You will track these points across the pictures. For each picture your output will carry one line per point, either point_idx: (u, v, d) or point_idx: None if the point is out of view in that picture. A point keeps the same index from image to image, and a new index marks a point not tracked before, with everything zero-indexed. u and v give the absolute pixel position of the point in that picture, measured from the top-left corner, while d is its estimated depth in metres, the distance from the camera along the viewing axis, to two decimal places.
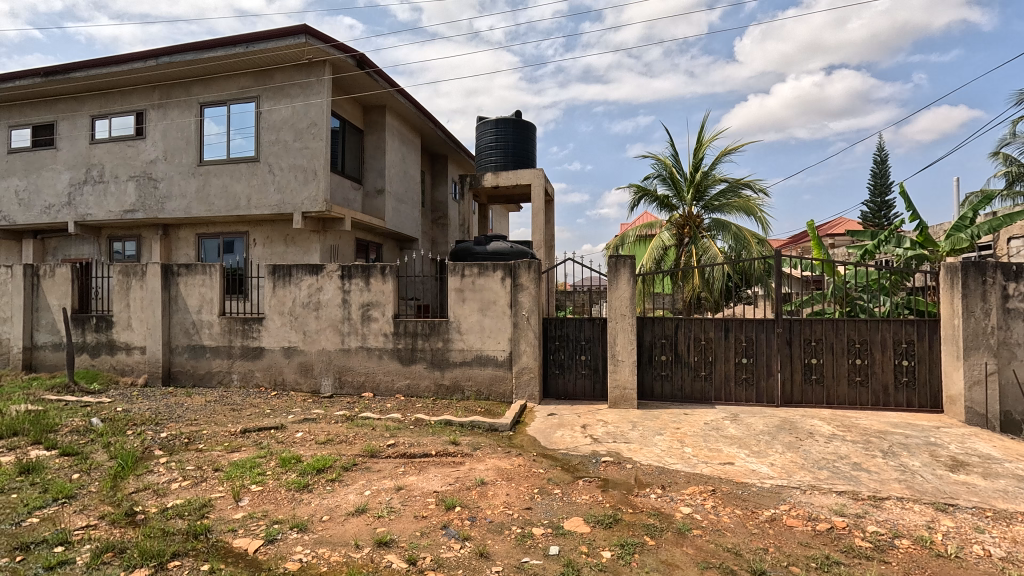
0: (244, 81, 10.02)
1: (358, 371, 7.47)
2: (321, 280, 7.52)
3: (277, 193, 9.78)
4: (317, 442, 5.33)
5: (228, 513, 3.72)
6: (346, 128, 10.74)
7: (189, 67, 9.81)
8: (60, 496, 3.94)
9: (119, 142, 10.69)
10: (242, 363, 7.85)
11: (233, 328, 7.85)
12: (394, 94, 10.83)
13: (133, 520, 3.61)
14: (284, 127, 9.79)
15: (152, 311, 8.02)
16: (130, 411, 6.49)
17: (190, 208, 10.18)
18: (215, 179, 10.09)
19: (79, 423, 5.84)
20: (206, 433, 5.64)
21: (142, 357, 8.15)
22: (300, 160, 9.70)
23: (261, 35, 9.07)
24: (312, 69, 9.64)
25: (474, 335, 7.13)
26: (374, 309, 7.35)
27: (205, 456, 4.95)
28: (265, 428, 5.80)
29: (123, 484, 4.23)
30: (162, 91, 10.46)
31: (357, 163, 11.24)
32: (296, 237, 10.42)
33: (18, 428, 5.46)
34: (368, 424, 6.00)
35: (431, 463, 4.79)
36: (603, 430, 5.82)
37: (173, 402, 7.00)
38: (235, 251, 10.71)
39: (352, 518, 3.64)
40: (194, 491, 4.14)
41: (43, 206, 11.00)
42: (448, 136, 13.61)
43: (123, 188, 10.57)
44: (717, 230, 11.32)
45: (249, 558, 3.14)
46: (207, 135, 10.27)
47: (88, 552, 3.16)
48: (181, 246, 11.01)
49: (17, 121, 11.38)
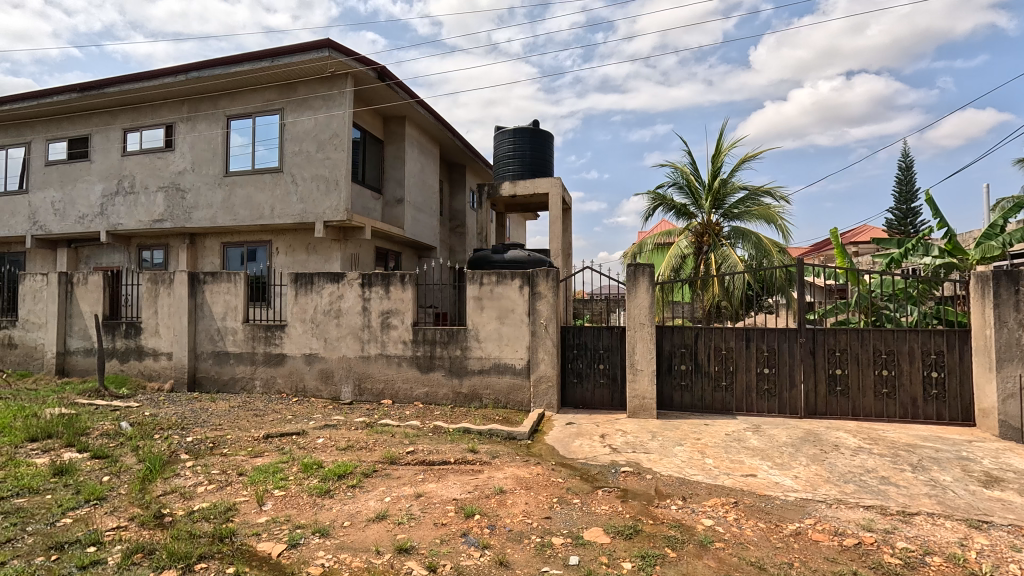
0: (269, 94, 10.28)
1: (378, 378, 7.54)
2: (342, 288, 7.64)
3: (299, 202, 9.99)
4: (337, 448, 5.40)
5: (252, 518, 3.78)
6: (366, 138, 10.96)
7: (216, 81, 10.12)
8: (92, 497, 4.05)
9: (149, 154, 11.04)
10: (264, 369, 7.99)
11: (257, 334, 8.01)
12: (413, 105, 11.02)
13: (161, 523, 3.69)
14: (307, 138, 10.01)
15: (178, 318, 8.24)
16: (158, 415, 6.68)
17: (215, 217, 10.45)
18: (239, 189, 10.35)
19: (108, 427, 5.99)
20: (230, 437, 5.78)
21: (169, 362, 8.34)
22: (321, 170, 9.89)
23: (286, 49, 9.31)
24: (334, 82, 9.86)
25: (492, 343, 7.16)
26: (394, 317, 7.43)
27: (229, 460, 5.05)
28: (285, 434, 5.88)
29: (151, 487, 4.33)
30: (191, 105, 10.79)
31: (376, 173, 11.42)
32: (318, 246, 10.59)
33: (52, 431, 5.62)
34: (388, 431, 6.05)
35: (450, 471, 4.81)
36: (623, 440, 5.77)
37: (198, 407, 7.15)
38: (261, 259, 10.98)
39: (373, 524, 3.67)
40: (219, 494, 4.22)
41: (77, 216, 11.41)
42: (466, 145, 13.73)
43: (153, 199, 10.91)
44: (737, 238, 11.22)
45: (272, 561, 3.19)
46: (232, 146, 10.54)
47: (119, 553, 3.25)
48: (207, 254, 11.28)
49: (53, 134, 11.84)
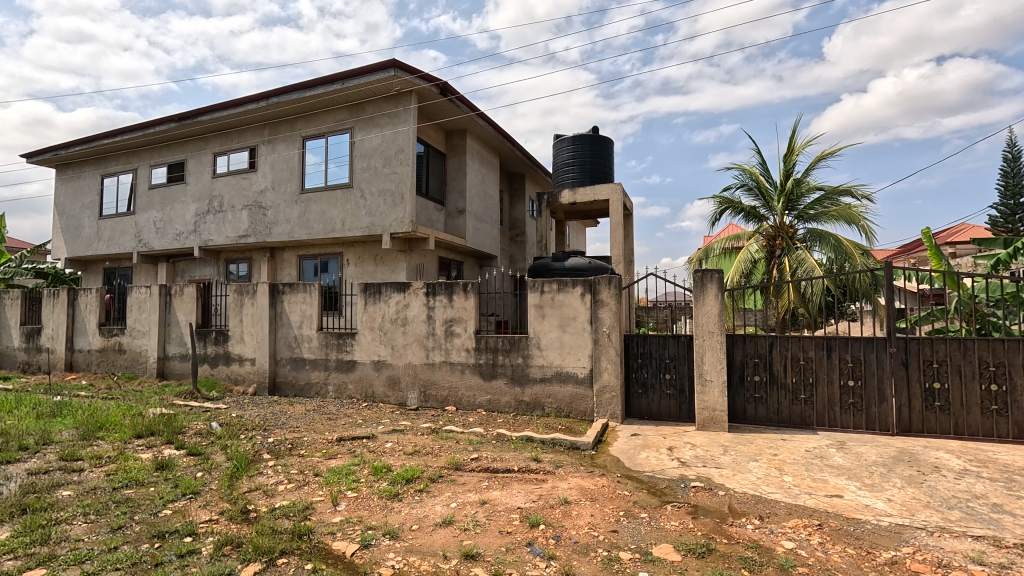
0: (341, 115, 10.89)
1: (442, 385, 7.71)
2: (408, 297, 7.90)
3: (368, 216, 10.46)
4: (405, 452, 5.56)
5: (328, 517, 3.97)
6: (429, 152, 11.33)
7: (294, 105, 10.84)
8: (188, 491, 4.41)
9: (235, 175, 11.99)
10: (337, 375, 8.40)
11: (330, 342, 8.45)
12: (474, 118, 11.27)
13: (247, 517, 3.95)
14: (375, 155, 10.49)
15: (260, 326, 8.85)
16: (243, 416, 7.19)
17: (293, 232, 11.17)
18: (314, 205, 11.01)
19: (201, 427, 6.51)
20: (306, 439, 6.10)
21: (252, 367, 8.97)
22: (388, 184, 10.32)
23: (355, 71, 9.83)
24: (399, 100, 10.28)
25: (554, 351, 7.12)
26: (457, 325, 7.59)
27: (306, 461, 5.34)
28: (356, 438, 6.13)
29: (238, 484, 4.66)
30: (271, 128, 11.62)
31: (439, 185, 11.76)
32: (385, 257, 11.03)
33: (154, 429, 6.19)
34: (453, 438, 6.15)
35: (514, 479, 4.82)
36: (692, 454, 5.54)
37: (278, 410, 7.63)
38: (333, 270, 11.59)
39: (439, 529, 3.74)
40: (298, 493, 4.47)
41: (175, 234, 12.58)
42: (525, 154, 13.85)
43: (239, 216, 11.83)
44: (813, 241, 10.53)
45: (347, 560, 3.33)
46: (308, 165, 11.24)
47: (211, 544, 3.51)
48: (285, 266, 12.06)
49: (155, 161, 13.15)
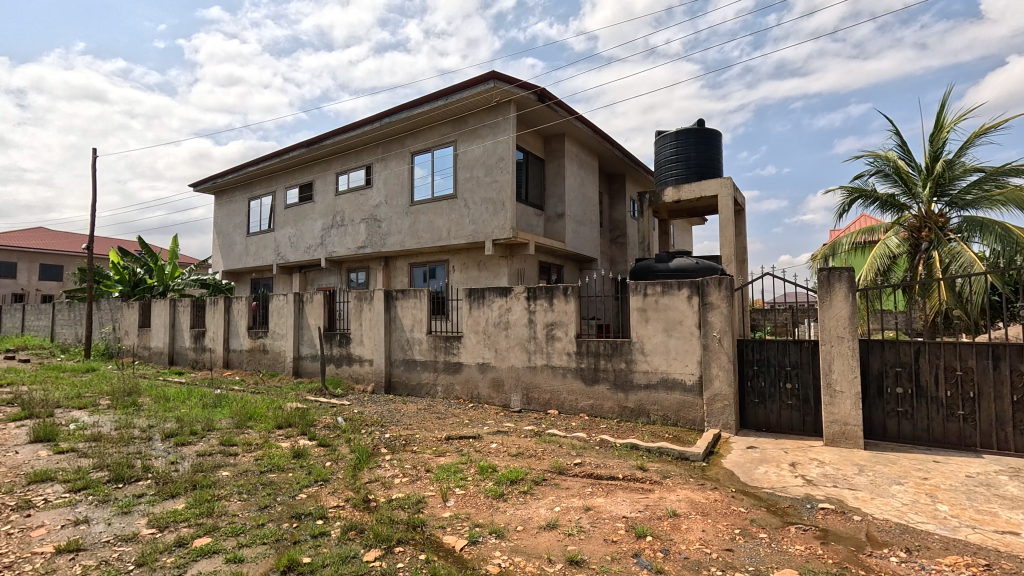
0: (445, 129, 11.48)
1: (544, 388, 7.77)
2: (510, 301, 8.10)
3: (471, 224, 10.90)
4: (509, 454, 5.69)
5: (438, 511, 4.19)
6: (528, 159, 11.52)
7: (403, 123, 11.64)
8: (319, 478, 4.92)
9: (354, 192, 13.16)
10: (445, 376, 8.84)
11: (438, 344, 8.93)
12: (572, 121, 11.25)
13: (368, 506, 4.31)
14: (477, 165, 10.90)
15: (377, 330, 9.60)
16: (364, 412, 7.84)
17: (404, 242, 11.98)
18: (422, 216, 11.72)
19: (329, 421, 7.22)
20: (418, 436, 6.50)
21: (370, 368, 9.75)
22: (490, 193, 10.66)
23: (458, 86, 10.31)
24: (499, 110, 10.58)
25: (659, 357, 6.86)
26: (558, 329, 7.61)
27: (419, 457, 5.69)
28: (464, 437, 6.40)
29: (360, 475, 5.09)
30: (384, 147, 12.59)
31: (539, 190, 11.90)
32: (488, 263, 11.40)
33: (292, 421, 6.98)
34: (556, 441, 6.18)
35: (619, 487, 4.71)
36: (819, 472, 5.00)
37: (393, 408, 8.21)
38: (440, 276, 12.22)
39: (544, 531, 3.77)
40: (412, 487, 4.78)
41: (306, 247, 14.11)
42: (626, 153, 13.52)
43: (358, 229, 12.96)
44: (972, 231, 9.03)
45: (456, 554, 3.49)
46: (416, 179, 11.99)
47: (339, 528, 3.87)
48: (398, 274, 12.96)
49: (289, 183, 14.86)
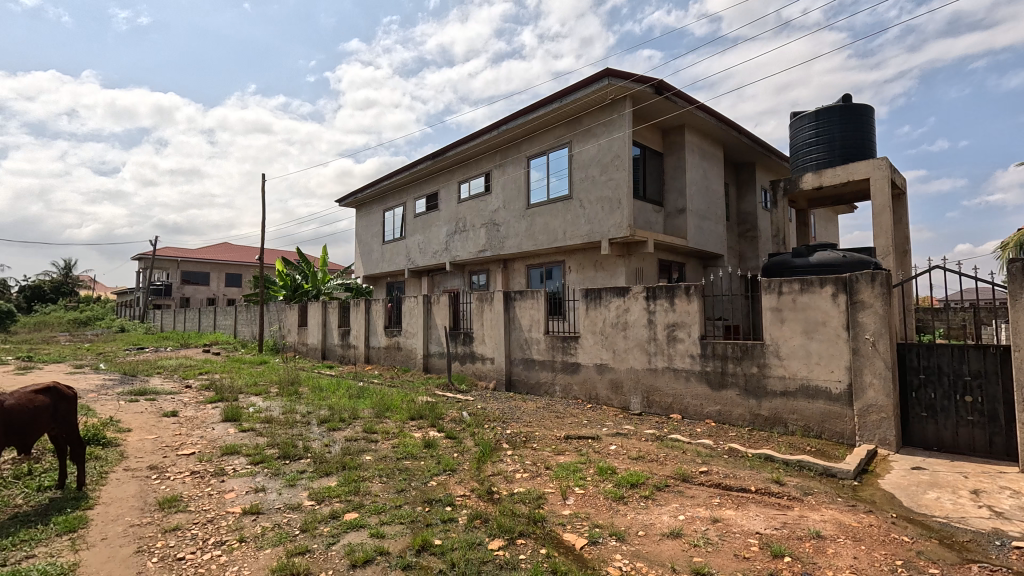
0: (560, 131, 11.59)
1: (666, 391, 7.47)
2: (628, 301, 7.92)
3: (587, 223, 10.86)
4: (630, 457, 5.58)
5: (558, 508, 4.26)
6: (646, 154, 11.16)
7: (520, 129, 11.98)
8: (447, 468, 5.28)
9: (475, 198, 13.84)
10: (563, 376, 8.91)
11: (556, 344, 9.04)
12: (693, 111, 10.67)
13: (492, 497, 4.52)
14: (592, 164, 10.83)
15: (498, 330, 10.00)
16: (487, 408, 8.22)
17: (521, 244, 12.32)
18: (539, 218, 11.94)
19: (455, 415, 7.69)
20: (538, 434, 6.64)
21: (492, 366, 10.18)
22: (606, 191, 10.53)
23: (572, 87, 10.34)
24: (614, 107, 10.41)
25: (798, 361, 6.23)
26: (680, 330, 7.27)
27: (539, 454, 5.82)
28: (583, 437, 6.41)
29: (483, 467, 5.36)
30: (501, 153, 13.07)
31: (657, 186, 11.47)
32: (604, 263, 11.26)
33: (423, 414, 7.57)
34: (679, 447, 5.91)
35: (751, 500, 4.38)
36: (1013, 504, 4.16)
37: (514, 405, 8.49)
38: (557, 277, 12.35)
39: (667, 539, 3.65)
40: (533, 482, 4.91)
41: (433, 252, 15.17)
42: (755, 140, 12.46)
43: (478, 234, 13.60)
44: None
45: (577, 552, 3.52)
46: (532, 182, 12.26)
47: (466, 516, 4.12)
48: (516, 275, 13.36)
49: (417, 193, 16.10)
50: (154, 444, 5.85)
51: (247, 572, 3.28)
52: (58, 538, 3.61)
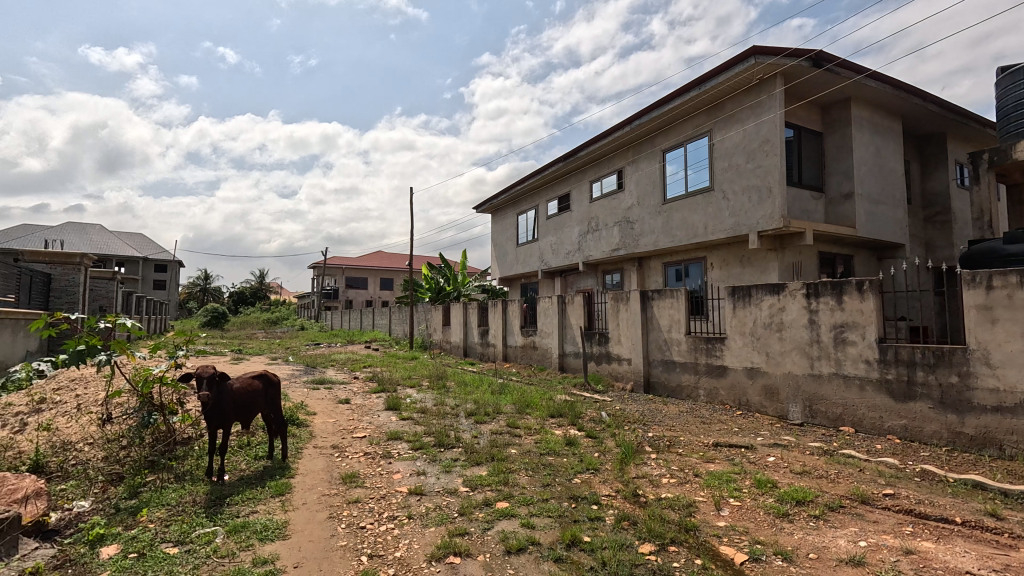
0: (698, 120, 10.93)
1: (834, 401, 6.61)
2: (783, 299, 7.19)
3: (731, 216, 10.10)
4: (792, 470, 5.06)
5: (712, 519, 4.02)
6: (801, 135, 10.03)
7: (654, 122, 11.56)
8: (590, 466, 5.30)
9: (607, 197, 13.67)
10: (708, 380, 8.39)
11: (699, 346, 8.54)
12: (861, 81, 9.32)
13: (638, 500, 4.43)
14: (736, 152, 10.04)
15: (635, 330, 9.75)
16: (626, 410, 8.07)
17: (658, 241, 11.88)
18: (676, 213, 11.40)
19: (593, 414, 7.67)
20: (683, 439, 6.35)
21: (629, 367, 9.97)
22: (753, 180, 9.68)
23: (712, 72, 9.70)
24: (762, 87, 9.53)
25: (1018, 371, 5.09)
26: (851, 332, 6.39)
27: (685, 459, 5.56)
28: (734, 446, 5.97)
29: (627, 469, 5.26)
30: (634, 149, 12.73)
31: (816, 169, 10.23)
32: (752, 258, 10.36)
33: (562, 412, 7.69)
34: (854, 464, 5.20)
35: (957, 534, 3.68)
36: None
37: (654, 408, 8.21)
38: (697, 274, 11.66)
39: (846, 566, 3.24)
40: (681, 489, 4.70)
41: (565, 252, 15.33)
42: (946, 106, 10.47)
43: (611, 232, 13.42)
44: None
45: (736, 567, 3.30)
46: (668, 176, 11.75)
47: (612, 516, 4.10)
48: (652, 274, 12.91)
49: (549, 196, 16.39)
50: (334, 427, 6.78)
51: (416, 546, 3.65)
52: (272, 499, 4.38)
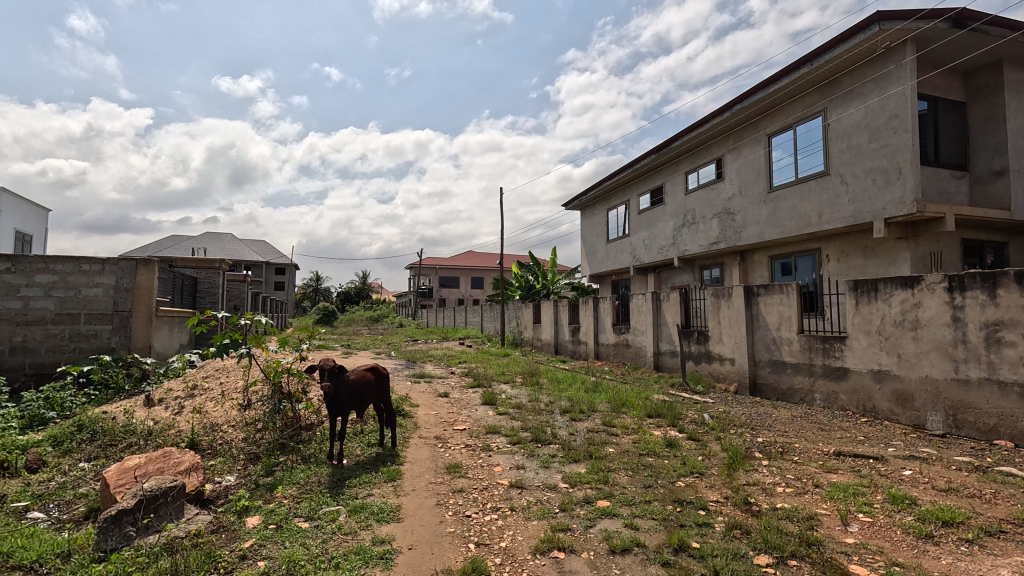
0: (810, 99, 10.02)
1: (986, 410, 5.74)
2: (919, 294, 6.38)
3: (851, 202, 9.14)
4: (935, 487, 4.47)
5: (839, 535, 3.67)
6: (937, 107, 8.83)
7: (758, 105, 10.78)
8: (694, 470, 5.07)
9: (704, 188, 12.98)
10: (825, 383, 7.67)
11: (814, 346, 7.83)
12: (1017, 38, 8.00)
13: (751, 509, 4.17)
14: (857, 131, 9.06)
15: (738, 328, 9.16)
16: (730, 412, 7.61)
17: (763, 233, 11.07)
18: (784, 202, 10.55)
19: (695, 416, 7.32)
20: (798, 446, 5.86)
21: (732, 367, 9.39)
22: (878, 161, 8.68)
23: (827, 44, 8.83)
24: (888, 57, 8.51)
25: None
26: (1008, 331, 5.51)
27: (802, 468, 5.12)
28: (860, 456, 5.40)
29: (736, 475, 4.97)
30: (735, 135, 11.96)
31: (956, 145, 8.96)
32: (877, 248, 9.30)
33: (660, 412, 7.43)
34: (1016, 484, 4.47)
35: None
36: None
37: (763, 411, 7.66)
38: (810, 268, 10.69)
39: None
40: (800, 500, 4.34)
41: (659, 248, 14.80)
42: None
43: (710, 225, 12.73)
44: None
45: None
46: (775, 162, 10.89)
47: (722, 523, 3.89)
48: (756, 268, 12.05)
49: (641, 189, 15.90)
50: (436, 419, 7.11)
51: (521, 538, 3.72)
52: (385, 484, 4.70)
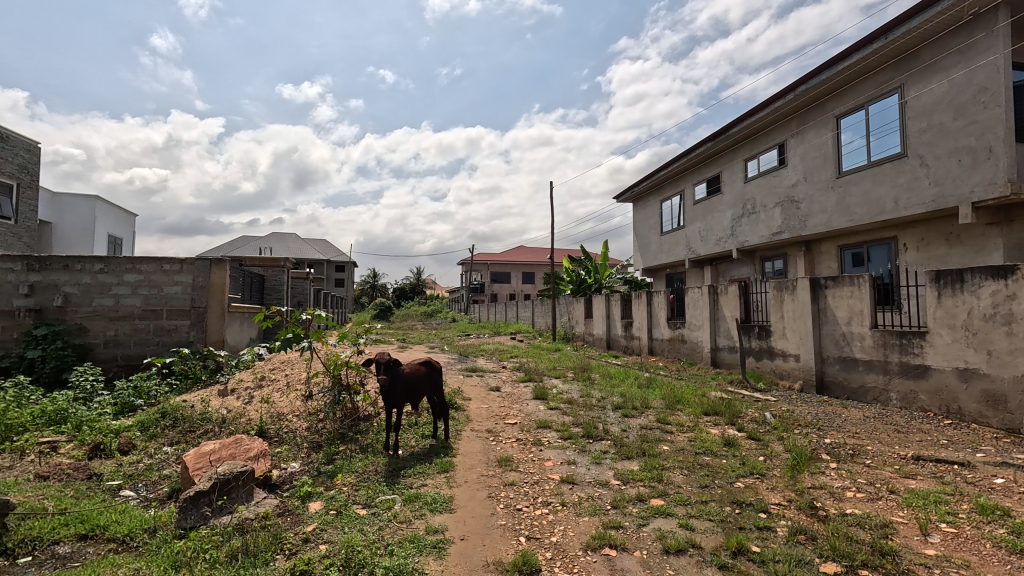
0: (883, 75, 9.28)
1: None
2: (1013, 286, 5.79)
3: (932, 186, 8.41)
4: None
5: (917, 545, 3.40)
6: None
7: (824, 85, 10.11)
8: (755, 471, 4.85)
9: (765, 175, 12.36)
10: (902, 382, 7.13)
11: (890, 342, 7.28)
12: None
13: (817, 513, 3.94)
14: (938, 108, 8.31)
15: (804, 322, 8.65)
16: (795, 412, 7.21)
17: (831, 222, 10.41)
18: (854, 188, 9.87)
19: (756, 415, 6.99)
20: (871, 449, 5.47)
21: (797, 364, 8.90)
22: (963, 139, 7.93)
23: (905, 14, 8.14)
24: (976, 24, 7.73)
25: None
26: None
27: (876, 473, 4.78)
28: (943, 461, 4.97)
29: (801, 477, 4.71)
30: (799, 118, 11.28)
31: None
32: (964, 235, 8.51)
33: (718, 410, 7.15)
34: None
35: None
36: None
37: (831, 411, 7.21)
38: (885, 258, 9.93)
39: None
40: (873, 506, 4.06)
41: (716, 239, 14.25)
42: None
43: (772, 214, 12.10)
44: None
45: None
46: (844, 145, 10.19)
47: (785, 528, 3.69)
48: (824, 259, 11.35)
49: (696, 179, 15.34)
50: (488, 412, 7.19)
51: (572, 534, 3.70)
52: (438, 474, 4.81)
